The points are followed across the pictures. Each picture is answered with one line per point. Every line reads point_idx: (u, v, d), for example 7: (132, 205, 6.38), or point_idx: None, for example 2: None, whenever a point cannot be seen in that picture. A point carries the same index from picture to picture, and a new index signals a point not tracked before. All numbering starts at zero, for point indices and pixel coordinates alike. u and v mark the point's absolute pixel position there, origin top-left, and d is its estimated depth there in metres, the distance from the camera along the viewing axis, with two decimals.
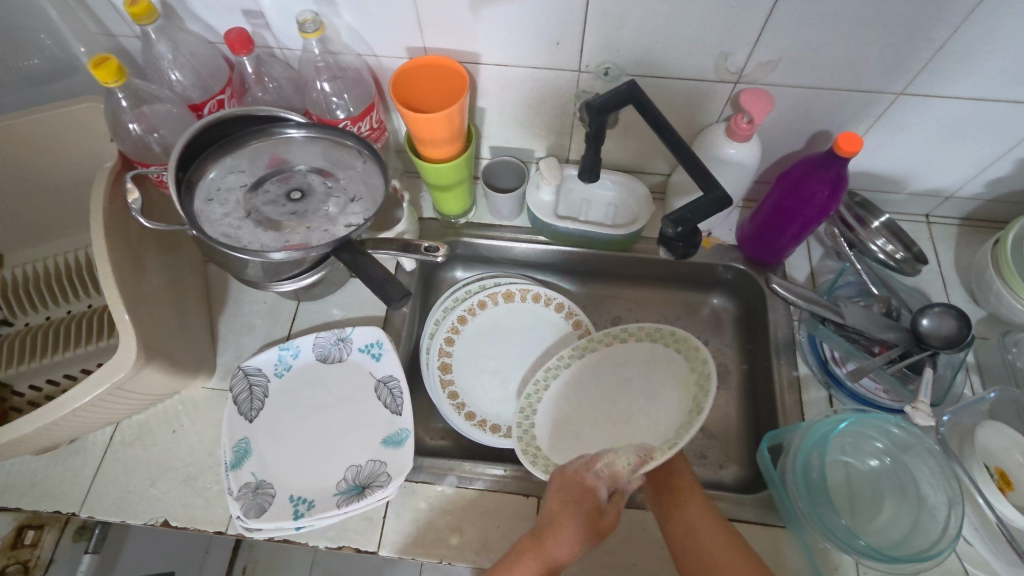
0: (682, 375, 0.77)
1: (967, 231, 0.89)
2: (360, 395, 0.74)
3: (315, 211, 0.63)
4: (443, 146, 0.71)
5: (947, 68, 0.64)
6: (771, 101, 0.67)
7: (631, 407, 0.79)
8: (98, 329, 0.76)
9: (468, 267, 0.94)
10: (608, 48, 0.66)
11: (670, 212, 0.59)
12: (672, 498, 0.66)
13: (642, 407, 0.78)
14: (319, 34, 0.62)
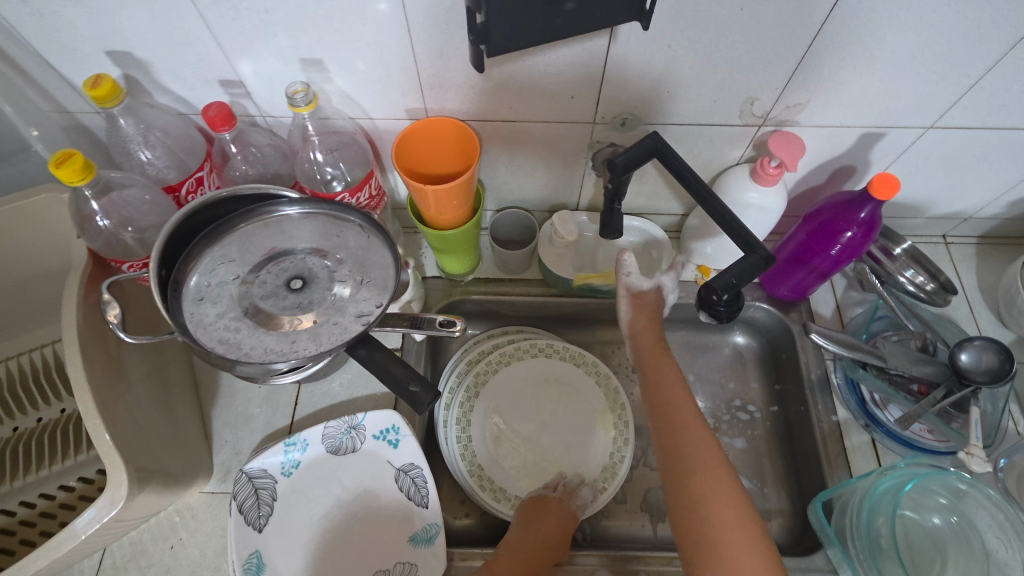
0: (599, 406, 0.80)
1: (986, 250, 0.87)
2: (379, 487, 0.67)
3: (320, 301, 0.56)
4: (452, 211, 0.66)
5: (981, 102, 0.61)
6: (801, 145, 0.62)
7: (566, 422, 0.80)
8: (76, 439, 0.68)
9: (476, 323, 0.88)
10: (626, 99, 0.61)
11: (714, 278, 0.55)
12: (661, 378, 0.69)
13: (575, 420, 0.80)
14: (311, 106, 0.56)
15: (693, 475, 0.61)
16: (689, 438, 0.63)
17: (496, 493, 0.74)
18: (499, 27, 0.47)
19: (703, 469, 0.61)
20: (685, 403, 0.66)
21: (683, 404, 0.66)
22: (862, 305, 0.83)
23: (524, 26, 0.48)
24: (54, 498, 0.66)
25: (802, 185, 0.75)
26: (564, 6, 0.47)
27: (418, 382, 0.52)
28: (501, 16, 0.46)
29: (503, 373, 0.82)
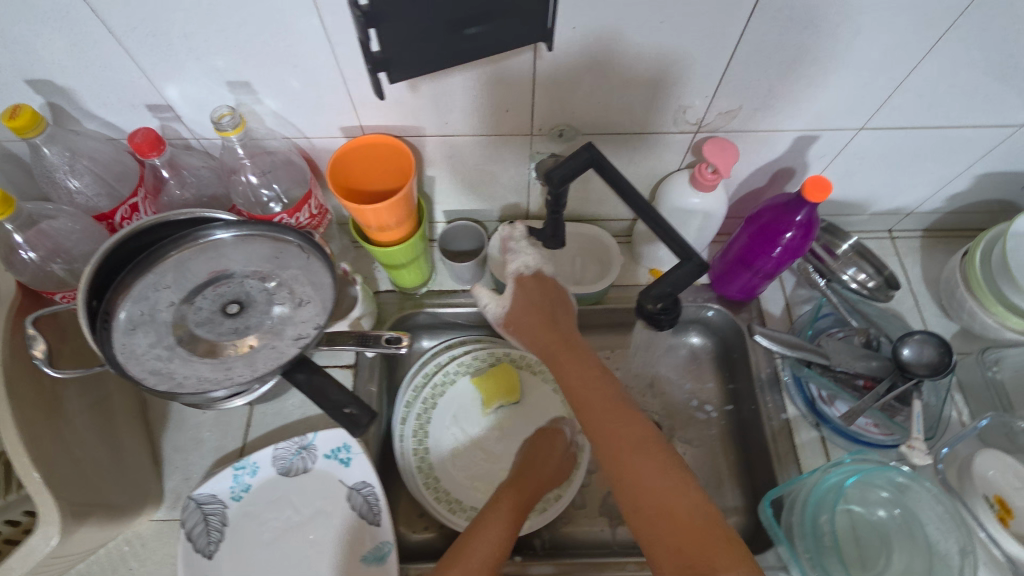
0: (554, 411, 0.81)
1: (930, 243, 0.88)
2: (331, 507, 0.67)
3: (258, 326, 0.56)
4: (396, 228, 0.66)
5: (906, 104, 0.63)
6: (735, 151, 0.63)
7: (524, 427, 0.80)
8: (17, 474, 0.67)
9: (433, 334, 0.88)
10: (561, 111, 0.62)
11: (650, 288, 0.55)
12: (565, 364, 0.64)
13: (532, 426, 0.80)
14: (240, 129, 0.55)
15: (629, 463, 0.57)
16: (599, 419, 0.60)
17: (451, 505, 0.74)
18: (401, 56, 0.49)
19: (637, 456, 0.57)
20: (595, 385, 0.62)
21: (585, 377, 0.62)
22: (810, 302, 0.84)
23: (426, 55, 0.50)
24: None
25: (746, 188, 0.77)
26: (466, 32, 0.48)
27: (354, 404, 0.52)
28: (399, 45, 0.48)
29: (460, 383, 0.82)
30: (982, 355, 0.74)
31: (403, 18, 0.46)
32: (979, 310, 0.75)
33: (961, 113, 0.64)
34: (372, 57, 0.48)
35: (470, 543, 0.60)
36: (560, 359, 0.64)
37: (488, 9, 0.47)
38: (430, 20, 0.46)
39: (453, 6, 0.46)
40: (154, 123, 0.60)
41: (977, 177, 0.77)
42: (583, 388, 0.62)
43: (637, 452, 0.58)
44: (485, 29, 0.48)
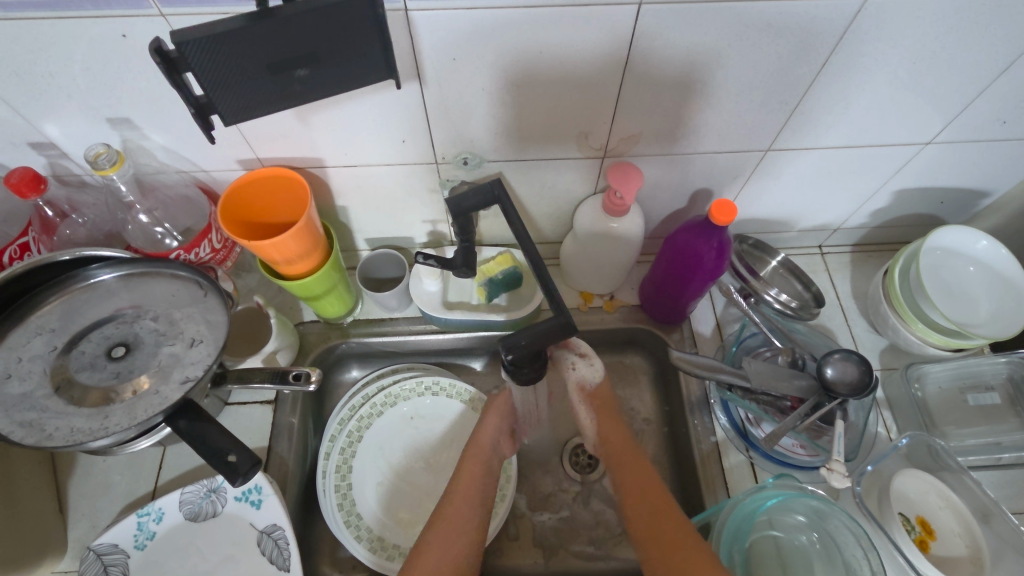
0: None
1: (860, 258, 0.89)
2: (241, 552, 0.64)
3: (142, 370, 0.54)
4: (302, 261, 0.64)
5: (805, 125, 0.63)
6: (640, 176, 0.63)
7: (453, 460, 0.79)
8: None
9: (363, 364, 0.86)
10: (462, 139, 0.61)
11: (504, 336, 0.51)
12: (606, 423, 0.72)
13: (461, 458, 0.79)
14: (118, 167, 0.54)
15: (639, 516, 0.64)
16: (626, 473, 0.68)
17: (372, 544, 0.72)
18: (223, 100, 0.45)
19: (652, 505, 0.64)
20: (616, 429, 0.71)
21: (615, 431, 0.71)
22: (740, 321, 0.83)
23: (256, 96, 0.46)
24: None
25: (665, 211, 0.77)
26: (296, 73, 0.45)
27: (234, 452, 0.51)
28: (221, 90, 0.44)
29: (388, 414, 0.80)
30: (906, 370, 0.74)
31: (219, 63, 0.41)
32: (901, 326, 0.75)
33: (862, 133, 0.65)
34: (193, 100, 0.44)
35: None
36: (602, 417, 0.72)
37: (313, 51, 0.43)
38: (249, 63, 0.42)
39: (274, 49, 0.42)
40: (41, 161, 0.58)
41: (894, 193, 0.77)
42: (612, 436, 0.71)
43: (652, 500, 0.64)
44: (316, 69, 0.45)
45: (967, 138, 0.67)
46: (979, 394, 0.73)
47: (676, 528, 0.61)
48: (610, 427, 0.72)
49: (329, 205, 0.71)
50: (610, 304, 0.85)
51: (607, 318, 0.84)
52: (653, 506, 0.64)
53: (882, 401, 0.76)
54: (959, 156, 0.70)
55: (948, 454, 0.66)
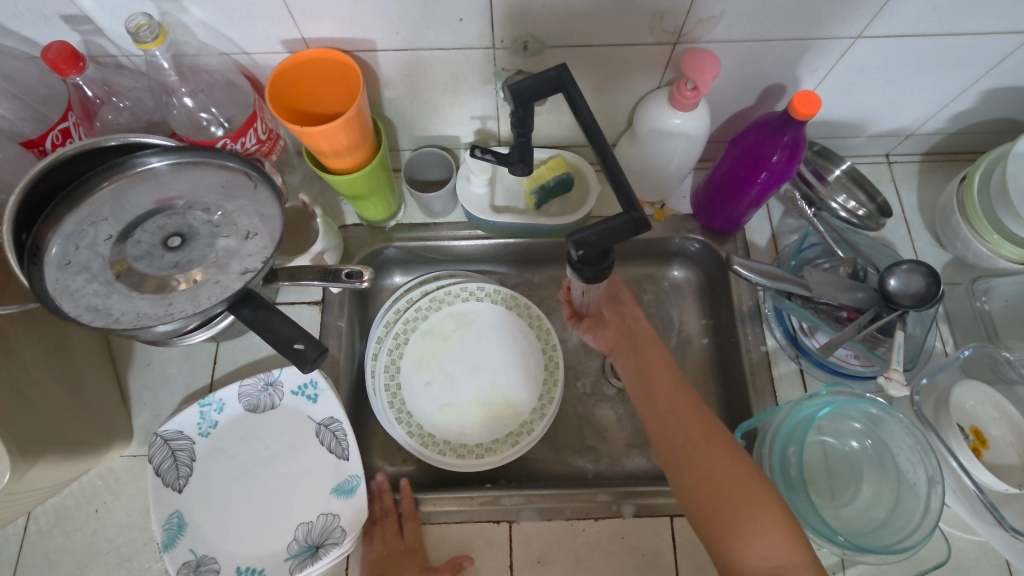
0: (528, 347, 0.79)
1: (929, 167, 0.83)
2: (300, 443, 0.67)
3: (199, 261, 0.53)
4: (349, 155, 0.61)
5: (905, 8, 0.57)
6: (717, 65, 0.58)
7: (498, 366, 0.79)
8: None
9: (406, 270, 0.85)
10: (523, 19, 0.56)
11: (573, 232, 0.49)
12: (646, 363, 0.66)
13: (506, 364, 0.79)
14: (161, 42, 0.50)
15: (687, 454, 0.58)
16: (674, 419, 0.60)
17: (423, 439, 0.73)
18: None
19: (704, 451, 0.57)
20: (660, 375, 0.64)
21: (662, 372, 0.64)
22: (797, 233, 0.80)
23: None
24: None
25: (730, 109, 0.72)
26: None
27: (302, 340, 0.50)
28: None
29: (432, 319, 0.80)
30: (973, 285, 0.71)
31: None
32: (973, 238, 0.71)
33: (968, 19, 0.59)
34: None
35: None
36: (642, 355, 0.67)
37: None
38: None
39: None
40: (75, 38, 0.55)
41: (984, 93, 0.71)
42: (654, 382, 0.64)
43: (701, 446, 0.57)
44: None
45: None
46: None
47: (733, 475, 0.55)
48: (655, 364, 0.65)
49: (375, 96, 0.67)
50: (661, 212, 0.82)
51: (657, 228, 0.82)
52: (703, 450, 0.57)
53: (941, 316, 0.74)
54: None
55: (1011, 367, 0.65)
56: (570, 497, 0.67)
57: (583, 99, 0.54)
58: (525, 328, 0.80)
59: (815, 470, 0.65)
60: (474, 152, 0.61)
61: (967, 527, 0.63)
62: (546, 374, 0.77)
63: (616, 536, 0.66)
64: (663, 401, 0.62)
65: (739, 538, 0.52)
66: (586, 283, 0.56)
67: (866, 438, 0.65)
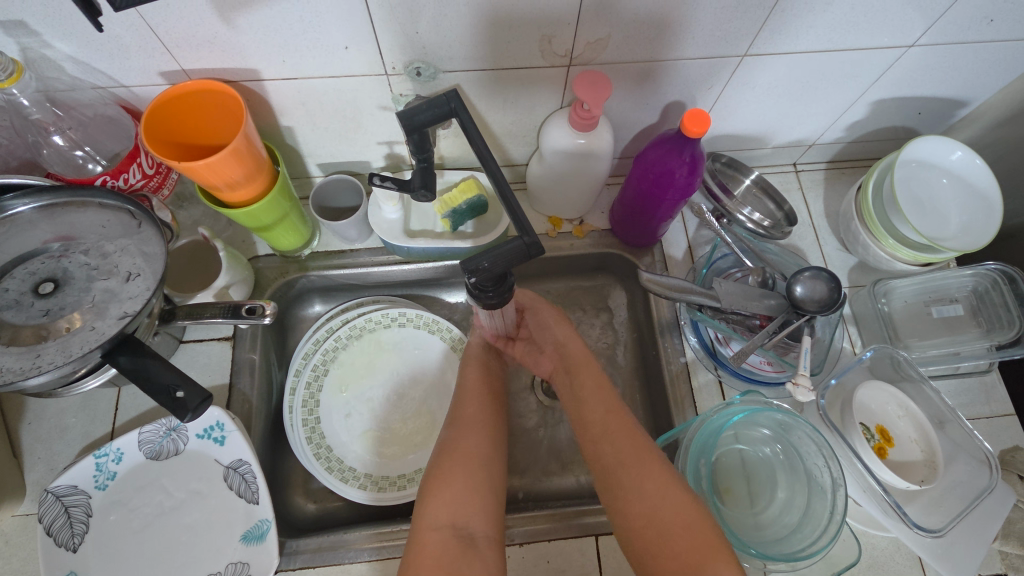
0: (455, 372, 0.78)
1: (833, 175, 0.87)
2: (209, 488, 0.64)
3: (74, 307, 0.50)
4: (244, 187, 0.59)
5: (785, 26, 0.59)
6: (609, 86, 0.59)
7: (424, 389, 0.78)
8: None
9: (326, 298, 0.83)
10: (412, 46, 0.56)
11: (464, 260, 0.49)
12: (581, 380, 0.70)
13: (432, 389, 0.78)
14: (17, 80, 0.48)
15: (620, 469, 0.60)
16: (607, 436, 0.63)
17: (344, 474, 0.71)
18: None
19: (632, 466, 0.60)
20: (596, 394, 0.68)
21: (596, 390, 0.68)
22: (712, 243, 0.82)
23: None
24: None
25: (636, 126, 0.73)
26: None
27: (183, 387, 0.48)
28: None
29: (354, 346, 0.78)
30: (874, 287, 0.74)
31: None
32: (871, 242, 0.74)
33: (845, 35, 0.61)
34: None
35: (451, 465, 0.61)
36: (574, 372, 0.71)
37: None
38: None
39: None
40: None
41: (873, 103, 0.74)
42: (585, 401, 0.68)
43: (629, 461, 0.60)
44: None
45: (951, 40, 0.63)
46: (943, 306, 0.74)
47: (657, 492, 0.57)
48: (586, 384, 0.69)
49: (272, 124, 0.65)
50: (580, 229, 0.82)
51: (577, 244, 0.82)
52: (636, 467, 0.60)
53: (849, 317, 0.77)
54: (940, 60, 0.67)
55: (910, 365, 0.67)
56: (492, 360, 0.74)
57: (476, 125, 0.54)
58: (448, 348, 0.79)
59: (732, 478, 0.66)
60: (375, 180, 0.60)
61: (879, 525, 0.64)
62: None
63: (540, 564, 0.65)
64: (596, 420, 0.65)
65: (662, 556, 0.54)
66: (491, 308, 0.56)
67: (777, 443, 0.66)
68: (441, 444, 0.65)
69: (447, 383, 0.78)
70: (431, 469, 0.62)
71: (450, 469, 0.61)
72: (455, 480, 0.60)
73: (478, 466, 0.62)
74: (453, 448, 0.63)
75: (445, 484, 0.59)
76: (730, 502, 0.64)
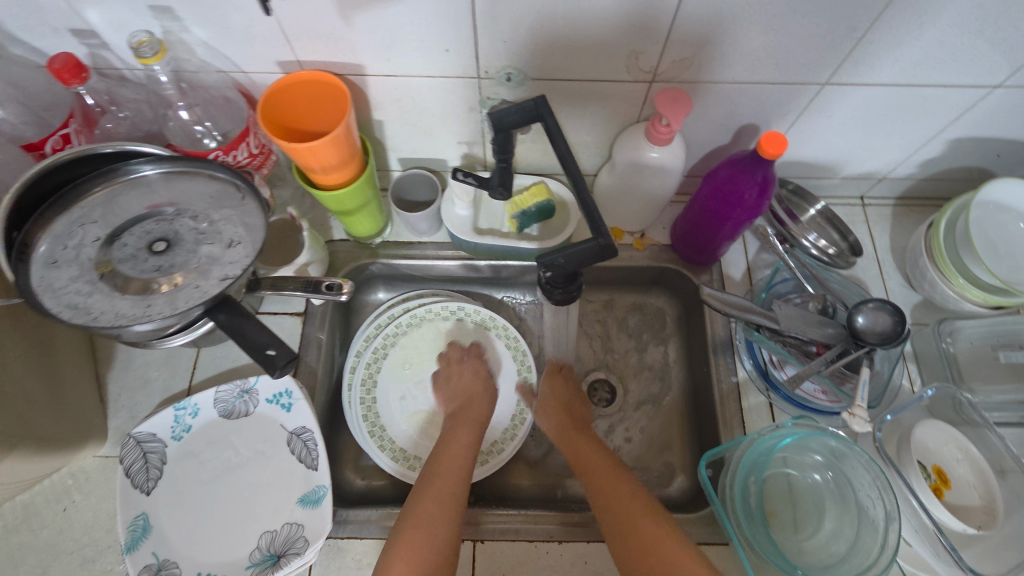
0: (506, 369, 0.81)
1: (902, 211, 0.86)
2: (272, 451, 0.67)
3: (182, 266, 0.55)
4: (335, 172, 0.64)
5: (870, 57, 0.59)
6: (689, 103, 0.61)
7: (475, 382, 0.80)
8: None
9: (390, 286, 0.87)
10: (506, 52, 0.59)
11: (541, 254, 0.52)
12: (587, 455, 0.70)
13: None
14: (161, 58, 0.53)
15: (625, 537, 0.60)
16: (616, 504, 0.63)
17: (394, 454, 0.74)
18: None
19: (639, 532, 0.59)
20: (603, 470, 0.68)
21: (599, 466, 0.68)
22: (772, 267, 0.82)
23: None
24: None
25: (708, 146, 0.75)
26: None
27: (274, 346, 0.52)
28: None
29: (412, 334, 0.82)
30: (938, 326, 0.73)
31: None
32: (939, 280, 0.73)
33: (929, 71, 0.62)
34: None
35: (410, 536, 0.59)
36: (575, 442, 0.72)
37: None
38: None
39: None
40: (82, 50, 0.58)
41: (951, 142, 0.73)
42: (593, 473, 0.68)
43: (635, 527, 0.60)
44: None
45: None
46: (1011, 352, 0.71)
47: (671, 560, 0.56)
48: (589, 454, 0.70)
49: (365, 117, 0.70)
50: (640, 242, 0.84)
51: (636, 256, 0.84)
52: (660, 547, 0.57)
53: (909, 354, 0.76)
54: None
55: (973, 408, 0.66)
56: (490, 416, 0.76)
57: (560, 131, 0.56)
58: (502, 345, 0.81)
59: (777, 501, 0.66)
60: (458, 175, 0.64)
61: (929, 568, 0.63)
62: (520, 387, 0.79)
63: (578, 562, 0.66)
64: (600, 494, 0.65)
65: None
66: (556, 305, 0.58)
67: (827, 472, 0.66)
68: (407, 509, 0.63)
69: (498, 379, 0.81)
70: (394, 538, 0.60)
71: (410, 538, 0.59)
72: (418, 551, 0.58)
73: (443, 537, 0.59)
74: (419, 515, 0.61)
75: (408, 553, 0.57)
76: (775, 525, 0.64)
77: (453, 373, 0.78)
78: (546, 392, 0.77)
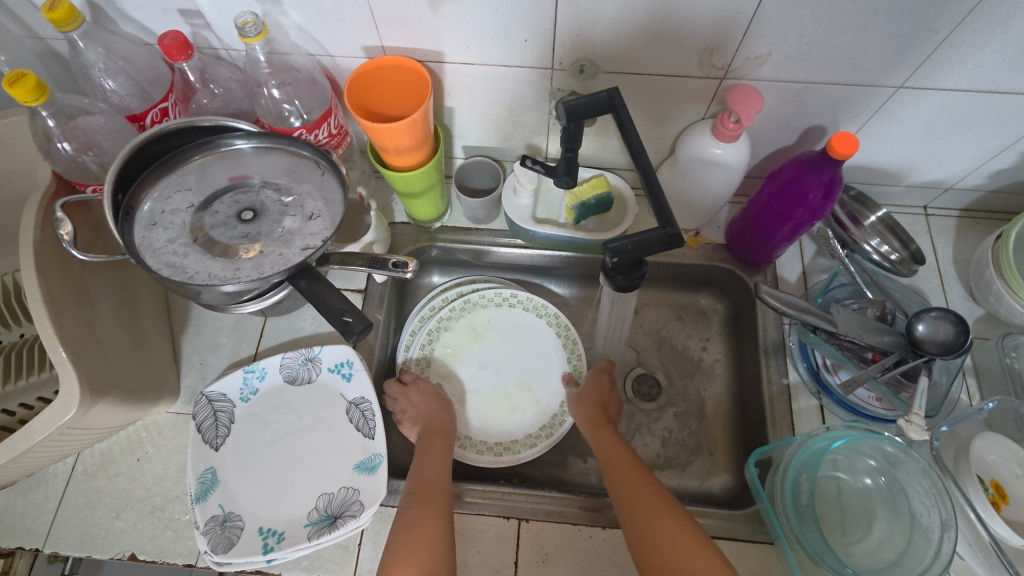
0: (555, 357, 0.82)
1: (967, 223, 0.84)
2: (332, 418, 0.71)
3: (267, 234, 0.58)
4: (408, 155, 0.67)
5: (950, 61, 0.59)
6: (761, 100, 0.61)
7: (524, 369, 0.82)
8: (39, 359, 0.72)
9: (445, 271, 0.90)
10: (582, 44, 0.61)
11: (610, 240, 0.53)
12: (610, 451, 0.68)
13: (533, 370, 0.82)
14: (262, 38, 0.56)
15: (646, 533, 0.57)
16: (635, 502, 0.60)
17: None
18: None
19: (655, 531, 0.57)
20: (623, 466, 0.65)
21: (622, 461, 0.66)
22: (829, 272, 0.82)
23: None
24: (14, 414, 0.69)
25: (771, 146, 0.75)
26: None
27: (351, 313, 0.55)
28: None
29: (464, 318, 0.84)
30: (1002, 340, 0.72)
31: None
32: (1005, 292, 0.71)
33: (1010, 78, 0.61)
34: None
35: (408, 537, 0.57)
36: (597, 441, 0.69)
37: None
38: None
39: None
40: (186, 29, 0.62)
41: None
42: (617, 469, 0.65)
43: (653, 525, 0.57)
44: None
45: None
46: None
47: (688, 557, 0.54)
48: (611, 451, 0.67)
49: (438, 104, 0.72)
50: (695, 240, 0.85)
51: (690, 254, 0.84)
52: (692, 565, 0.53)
53: (969, 368, 0.75)
54: None
55: None
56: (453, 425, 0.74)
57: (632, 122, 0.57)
58: (552, 333, 0.82)
59: (827, 503, 0.66)
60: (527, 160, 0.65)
61: None
62: (569, 375, 0.80)
63: (621, 548, 0.67)
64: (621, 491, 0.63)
65: None
66: (617, 291, 0.59)
67: (881, 477, 0.65)
68: (401, 522, 0.60)
69: (547, 366, 0.82)
70: (390, 552, 0.57)
71: (412, 537, 0.57)
72: (417, 559, 0.55)
73: (439, 551, 0.56)
74: (413, 526, 0.58)
75: (408, 567, 0.54)
76: (823, 526, 0.65)
77: (403, 396, 0.75)
78: (586, 391, 0.76)
